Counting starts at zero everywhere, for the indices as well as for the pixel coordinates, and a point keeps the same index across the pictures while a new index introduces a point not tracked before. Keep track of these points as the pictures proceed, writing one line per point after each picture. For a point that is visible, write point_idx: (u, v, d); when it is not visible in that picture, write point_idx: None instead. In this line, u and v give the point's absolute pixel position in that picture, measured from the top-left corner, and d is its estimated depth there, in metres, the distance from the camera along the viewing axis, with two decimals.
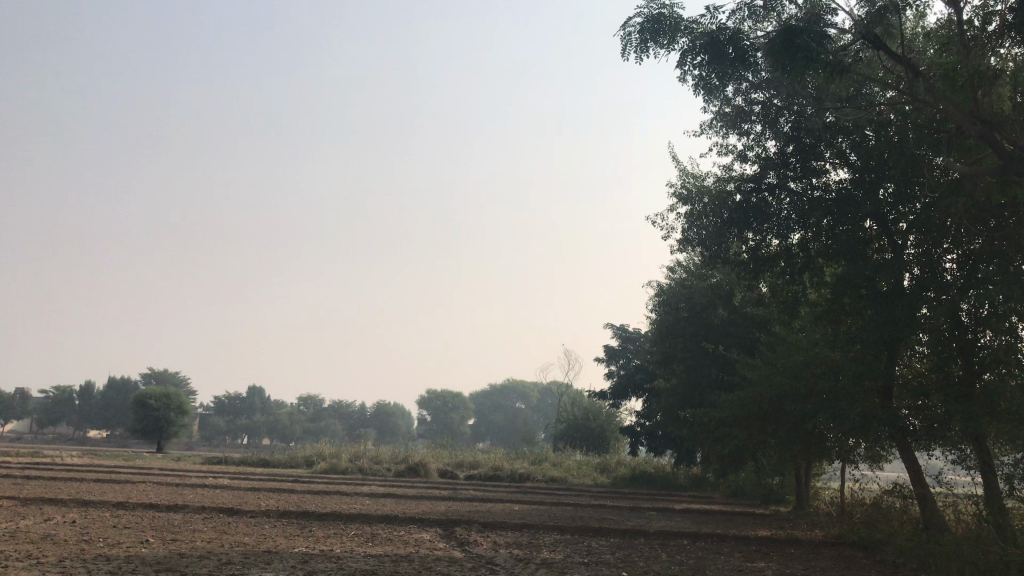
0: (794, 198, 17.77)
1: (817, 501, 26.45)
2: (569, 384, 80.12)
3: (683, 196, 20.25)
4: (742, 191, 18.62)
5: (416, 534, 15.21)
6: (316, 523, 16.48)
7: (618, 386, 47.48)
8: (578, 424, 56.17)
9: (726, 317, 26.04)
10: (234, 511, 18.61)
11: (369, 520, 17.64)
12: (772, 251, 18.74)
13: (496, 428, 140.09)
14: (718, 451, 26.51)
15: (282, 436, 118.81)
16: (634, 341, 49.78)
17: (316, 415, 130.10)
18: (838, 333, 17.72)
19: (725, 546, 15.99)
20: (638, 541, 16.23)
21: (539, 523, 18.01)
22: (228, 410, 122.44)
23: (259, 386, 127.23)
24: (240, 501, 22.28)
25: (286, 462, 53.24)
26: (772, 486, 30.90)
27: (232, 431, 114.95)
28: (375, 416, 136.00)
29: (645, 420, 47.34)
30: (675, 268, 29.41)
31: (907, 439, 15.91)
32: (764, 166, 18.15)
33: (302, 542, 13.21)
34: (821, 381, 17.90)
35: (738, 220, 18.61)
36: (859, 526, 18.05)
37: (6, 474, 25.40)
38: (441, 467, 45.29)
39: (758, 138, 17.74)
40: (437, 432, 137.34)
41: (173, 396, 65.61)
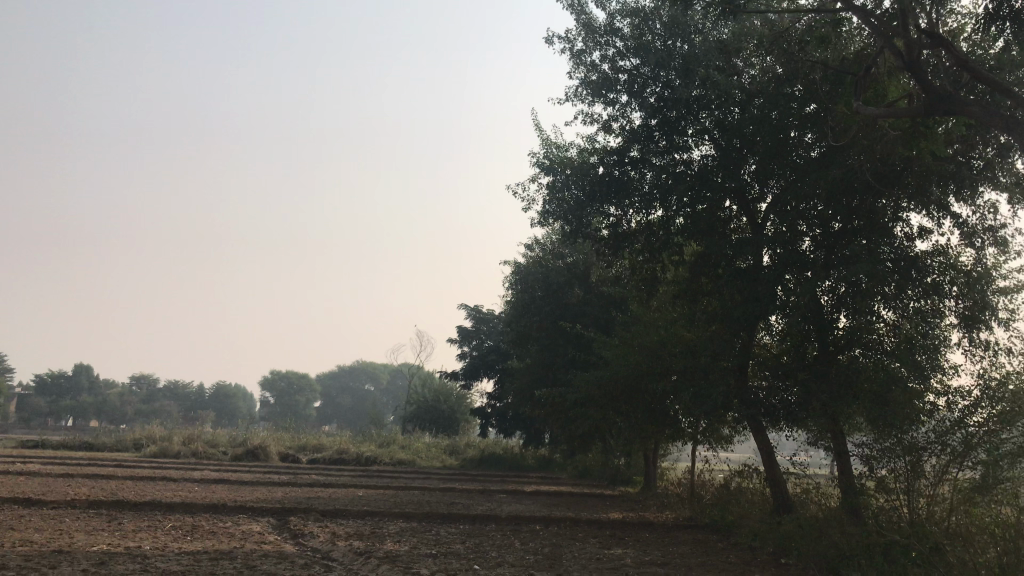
0: (656, 173, 17.33)
1: (664, 482, 26.55)
2: (421, 367, 78.75)
3: (546, 165, 19.19)
4: (605, 164, 17.97)
5: (242, 526, 13.59)
6: (127, 515, 14.52)
7: (470, 367, 46.65)
8: (427, 405, 55.11)
9: (582, 296, 25.54)
10: (32, 502, 16.29)
11: (191, 510, 15.83)
12: (632, 228, 18.20)
13: (343, 410, 137.01)
14: (570, 432, 26.06)
15: (111, 418, 111.24)
16: (487, 321, 49.04)
17: (150, 396, 122.75)
18: (697, 312, 17.37)
19: (581, 532, 15.28)
20: (490, 528, 15.26)
21: (383, 511, 16.74)
22: (51, 391, 113.67)
23: (86, 365, 118.47)
24: (45, 490, 19.72)
25: (112, 445, 49.27)
26: (619, 468, 30.89)
27: (55, 413, 106.58)
28: (215, 397, 130.03)
29: (496, 402, 46.76)
30: (533, 245, 28.65)
31: (761, 421, 15.75)
32: (628, 140, 17.53)
33: (103, 539, 11.35)
34: (678, 361, 17.52)
35: (600, 193, 17.93)
36: (709, 508, 17.87)
37: None
38: (282, 450, 43.05)
39: (623, 108, 17.05)
40: (281, 414, 132.83)
41: None
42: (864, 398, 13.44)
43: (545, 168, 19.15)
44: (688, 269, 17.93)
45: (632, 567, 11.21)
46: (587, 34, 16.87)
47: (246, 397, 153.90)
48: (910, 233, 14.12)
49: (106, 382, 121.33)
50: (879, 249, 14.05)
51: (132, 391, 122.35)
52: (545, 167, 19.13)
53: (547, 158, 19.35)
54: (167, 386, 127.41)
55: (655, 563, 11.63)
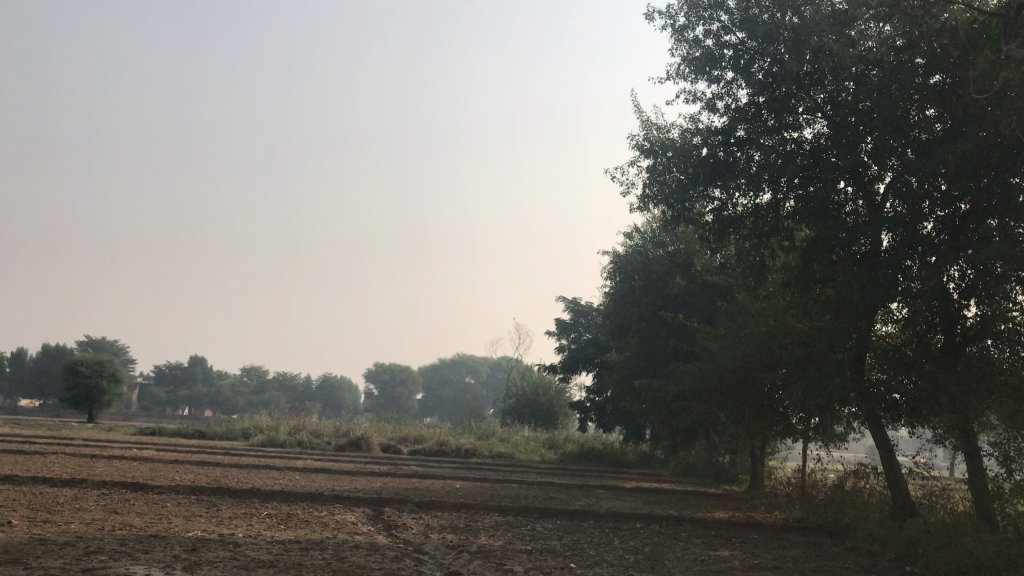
0: (764, 154, 16.42)
1: (771, 481, 25.44)
2: (521, 360, 78.67)
3: (645, 148, 18.47)
4: (709, 145, 17.14)
5: (338, 515, 13.48)
6: (228, 501, 14.65)
7: (569, 360, 46.12)
8: (526, 398, 54.84)
9: (684, 286, 24.65)
10: (140, 486, 16.69)
11: (290, 498, 15.88)
12: (739, 212, 17.32)
13: (444, 403, 138.59)
14: (672, 427, 25.23)
15: (224, 408, 115.73)
16: (586, 314, 48.37)
17: (260, 387, 127.12)
18: (809, 301, 16.38)
19: (684, 531, 14.57)
20: (588, 524, 14.72)
21: (479, 503, 16.43)
22: (169, 381, 119.27)
23: (201, 357, 123.59)
24: (155, 475, 20.28)
25: (223, 434, 50.95)
26: (723, 465, 29.81)
27: (173, 402, 111.71)
28: (321, 389, 133.67)
29: (595, 396, 46.09)
30: (633, 234, 27.87)
31: (880, 417, 14.68)
32: (734, 119, 16.70)
33: (199, 525, 11.35)
34: (789, 352, 16.54)
35: (704, 175, 17.12)
36: (822, 509, 16.86)
37: None
38: (383, 441, 43.55)
39: (729, 86, 16.21)
40: (384, 406, 135.43)
41: (107, 363, 62.63)
42: (1002, 392, 12.50)
43: (645, 151, 18.43)
44: (798, 255, 16.93)
45: (740, 570, 10.50)
46: (690, 8, 16.07)
47: (350, 389, 157.64)
48: None
49: (220, 373, 126.31)
50: (1014, 230, 12.88)
51: (243, 382, 126.99)
52: (646, 150, 18.41)
53: (648, 141, 18.62)
54: (276, 378, 131.69)
55: (765, 567, 10.87)
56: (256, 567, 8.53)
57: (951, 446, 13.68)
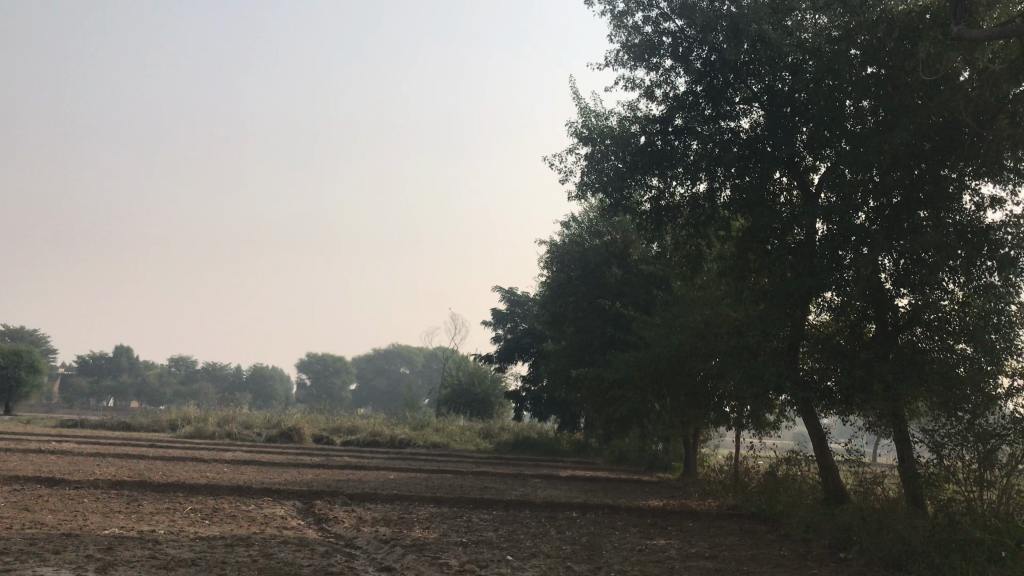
0: (701, 143, 16.40)
1: (704, 468, 25.70)
2: (456, 350, 78.31)
3: (584, 135, 18.30)
4: (647, 133, 17.04)
5: (266, 510, 13.01)
6: (150, 496, 14.03)
7: (505, 350, 45.98)
8: (461, 388, 54.55)
9: (621, 275, 24.64)
10: (56, 481, 15.92)
11: (216, 492, 15.32)
12: (676, 200, 17.30)
13: (378, 392, 137.37)
14: (608, 416, 25.25)
15: (151, 399, 112.64)
16: (522, 304, 48.28)
17: (188, 377, 124.08)
18: (744, 289, 16.45)
19: (621, 520, 14.49)
20: (524, 515, 14.53)
21: (414, 495, 16.11)
22: (93, 371, 115.58)
23: (127, 347, 120.00)
24: (73, 470, 19.41)
25: (149, 425, 49.45)
26: (657, 453, 30.04)
27: (96, 394, 108.26)
28: (252, 379, 131.15)
29: (531, 385, 46.07)
30: (570, 223, 27.78)
31: (813, 405, 14.83)
32: (672, 108, 16.63)
33: (116, 522, 10.78)
34: (724, 341, 16.59)
35: (641, 164, 17.05)
36: (755, 496, 17.01)
37: None
38: (316, 432, 42.78)
39: (667, 74, 16.12)
40: (317, 396, 133.57)
41: (25, 353, 60.29)
42: (932, 379, 12.71)
43: (583, 138, 18.25)
44: (734, 245, 16.98)
45: (678, 560, 10.42)
46: None
47: (283, 380, 155.10)
48: (979, 203, 13.11)
49: (146, 364, 122.83)
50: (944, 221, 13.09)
51: (171, 372, 123.75)
52: (584, 137, 18.22)
53: (586, 128, 18.44)
54: (205, 368, 128.69)
55: (703, 556, 10.83)
56: (175, 567, 8.08)
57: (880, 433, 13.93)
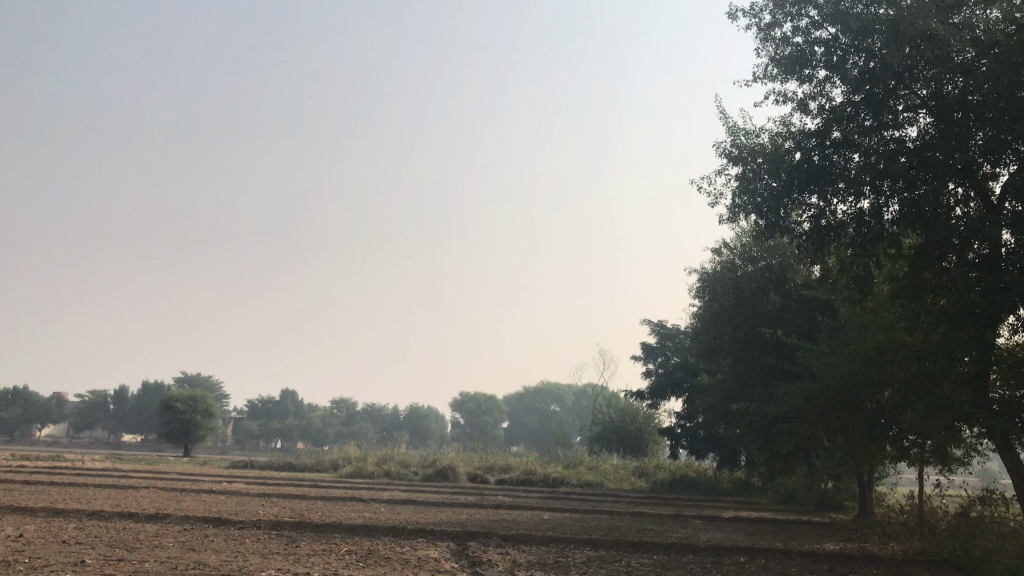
0: (864, 156, 15.23)
1: (881, 508, 23.74)
2: (608, 386, 77.18)
3: (734, 155, 17.46)
4: (803, 149, 16.06)
5: (420, 551, 12.82)
6: (309, 536, 14.17)
7: (657, 385, 44.74)
8: (614, 425, 53.46)
9: (779, 303, 23.33)
10: (224, 520, 16.42)
11: (372, 532, 15.33)
12: (839, 219, 16.11)
13: (530, 431, 137.52)
14: (771, 452, 23.85)
15: (315, 441, 117.35)
16: (673, 337, 46.92)
17: (348, 419, 128.61)
18: (922, 312, 15.03)
19: (794, 566, 13.38)
20: (687, 559, 13.69)
21: (569, 537, 15.55)
22: (262, 415, 121.86)
23: (292, 390, 125.87)
24: (241, 509, 20.06)
25: (313, 466, 51.24)
26: (827, 492, 28.12)
27: (265, 436, 113.90)
28: (408, 420, 134.39)
29: (686, 421, 44.55)
30: (721, 249, 26.69)
31: (1011, 439, 13.26)
32: (828, 121, 15.58)
33: (275, 563, 10.84)
34: (901, 369, 15.21)
35: (798, 182, 16.05)
36: (946, 540, 15.38)
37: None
38: (470, 472, 42.91)
39: (821, 84, 15.13)
40: (470, 436, 135.15)
41: (201, 398, 64.13)
42: None
43: (733, 158, 17.43)
44: (907, 263, 15.62)
45: None
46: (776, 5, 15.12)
47: (437, 420, 158.16)
48: None
49: (309, 406, 128.36)
50: None
51: (332, 413, 128.71)
52: (734, 157, 17.39)
53: (736, 147, 17.61)
54: (364, 409, 133.06)
55: None
56: None
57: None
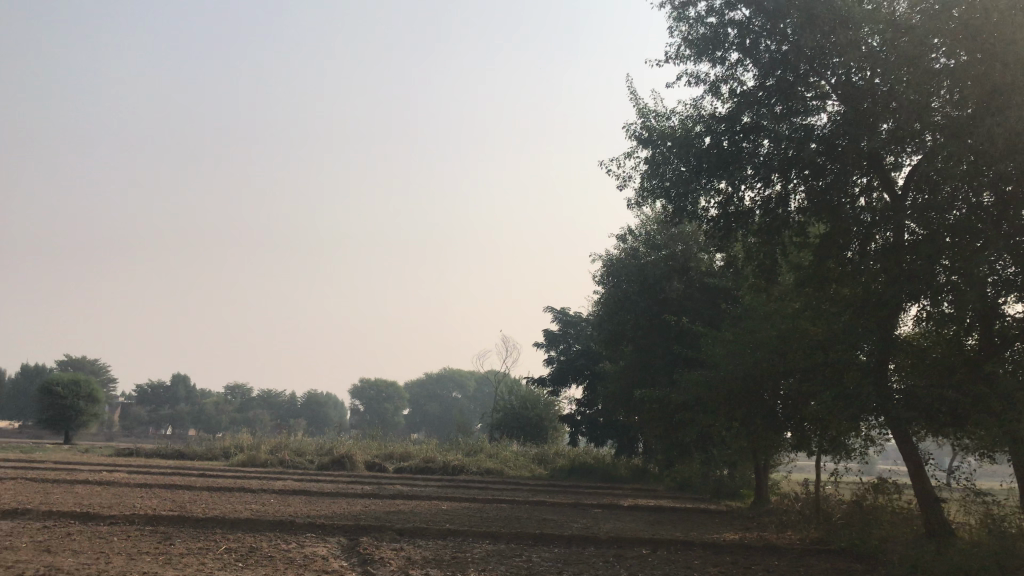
0: (773, 143, 15.10)
1: (775, 495, 24.09)
2: (509, 373, 77.04)
3: (644, 137, 17.09)
4: (713, 133, 15.84)
5: (306, 548, 11.94)
6: (185, 533, 13.09)
7: (558, 372, 44.65)
8: (514, 412, 53.25)
9: (683, 291, 23.28)
10: (92, 516, 15.12)
11: (256, 527, 14.34)
12: (746, 206, 15.96)
13: (431, 418, 136.59)
14: (671, 440, 23.81)
15: (208, 427, 113.41)
16: (576, 324, 46.93)
17: (244, 405, 124.83)
18: (825, 302, 15.02)
19: (696, 558, 13.10)
20: (588, 552, 13.24)
21: (468, 530, 14.92)
22: (151, 400, 116.95)
23: (183, 375, 121.24)
24: (115, 503, 18.64)
25: (203, 453, 49.15)
26: (722, 479, 28.47)
27: (155, 422, 109.44)
28: (306, 406, 131.49)
29: (586, 408, 44.66)
30: (626, 236, 26.50)
31: (910, 430, 13.33)
32: (739, 105, 15.41)
33: (140, 565, 9.78)
34: (804, 358, 15.20)
35: (708, 167, 15.82)
36: (842, 527, 15.51)
37: None
38: (368, 459, 41.87)
39: (734, 68, 14.89)
40: (370, 422, 133.25)
41: (83, 383, 60.63)
42: None
43: (643, 140, 17.06)
44: (812, 252, 15.59)
45: None
46: None
47: (336, 407, 155.39)
48: None
49: (202, 392, 123.93)
50: None
51: (226, 399, 124.63)
52: (643, 140, 17.03)
53: (645, 130, 17.26)
54: (259, 395, 129.39)
55: None
56: None
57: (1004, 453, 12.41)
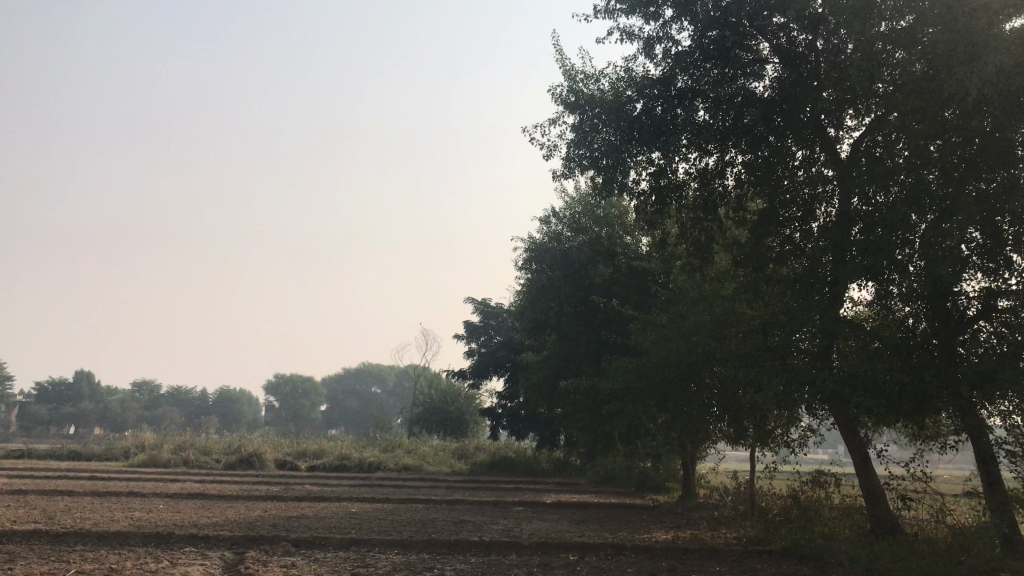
0: (710, 109, 13.87)
1: (703, 489, 23.08)
2: (429, 366, 75.22)
3: (571, 102, 15.69)
4: (646, 99, 14.52)
5: (178, 569, 10.14)
6: (36, 553, 11.11)
7: (479, 365, 43.17)
8: (434, 407, 51.55)
9: (610, 275, 22.07)
10: None
11: (128, 542, 12.40)
12: (680, 179, 14.76)
13: (349, 413, 133.49)
14: (597, 433, 22.54)
15: (113, 426, 108.03)
16: (497, 315, 45.52)
17: (152, 403, 119.60)
18: (765, 282, 13.90)
19: (630, 565, 11.74)
20: (510, 562, 11.75)
21: (376, 538, 13.24)
22: (52, 398, 111.03)
23: (86, 370, 115.27)
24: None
25: (101, 454, 46.06)
26: (648, 471, 27.41)
27: (55, 422, 103.97)
28: (219, 403, 126.87)
29: (508, 401, 43.23)
30: (549, 218, 25.10)
31: (858, 421, 12.25)
32: (673, 67, 14.14)
33: None
34: (742, 343, 14.05)
35: (639, 135, 14.51)
36: (781, 525, 14.40)
37: None
38: (279, 458, 39.65)
39: (669, 24, 13.61)
40: (285, 419, 129.38)
41: None
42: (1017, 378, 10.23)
43: (570, 105, 15.66)
44: (750, 228, 14.44)
45: None
46: None
47: (251, 404, 150.63)
48: None
49: (107, 389, 118.24)
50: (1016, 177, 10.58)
51: (132, 396, 119.11)
52: (570, 105, 15.61)
53: (572, 94, 15.86)
54: (169, 391, 124.16)
55: None
56: None
57: (968, 444, 11.41)
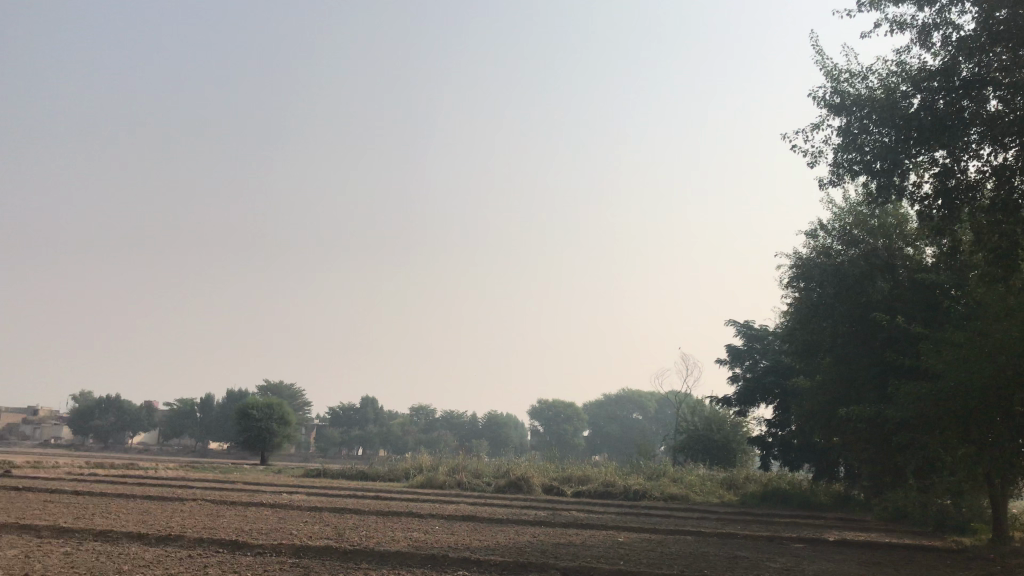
0: (1007, 97, 12.14)
1: (1017, 533, 20.12)
2: (691, 392, 73.40)
3: (837, 106, 14.49)
4: (925, 93, 13.08)
5: None
6: (327, 568, 11.87)
7: (745, 391, 41.30)
8: (699, 434, 50.03)
9: (890, 291, 20.10)
10: (242, 544, 14.31)
11: (407, 563, 12.94)
12: (971, 179, 13.06)
13: (612, 439, 133.81)
14: (883, 465, 20.47)
15: (395, 448, 116.35)
16: (762, 339, 43.38)
17: (428, 427, 127.55)
18: None
19: None
20: None
21: (644, 572, 12.77)
22: (344, 422, 121.96)
23: (371, 397, 125.35)
24: (276, 528, 17.93)
25: (386, 475, 49.57)
26: (946, 510, 24.46)
27: (346, 444, 114.02)
28: (488, 427, 132.58)
29: (778, 430, 40.91)
30: (817, 232, 23.49)
31: None
32: (957, 55, 12.58)
33: None
34: None
35: (919, 134, 13.06)
36: None
37: (41, 501, 22.26)
38: (546, 483, 40.32)
39: (949, 7, 12.14)
40: (550, 444, 132.34)
41: (276, 407, 63.01)
42: None
43: (836, 108, 14.48)
44: None
45: None
46: None
47: (518, 429, 155.90)
48: None
49: (390, 414, 127.81)
50: None
51: (411, 421, 127.78)
52: (836, 108, 14.44)
53: (839, 95, 14.67)
54: (443, 416, 131.74)
55: None
56: None
57: None
